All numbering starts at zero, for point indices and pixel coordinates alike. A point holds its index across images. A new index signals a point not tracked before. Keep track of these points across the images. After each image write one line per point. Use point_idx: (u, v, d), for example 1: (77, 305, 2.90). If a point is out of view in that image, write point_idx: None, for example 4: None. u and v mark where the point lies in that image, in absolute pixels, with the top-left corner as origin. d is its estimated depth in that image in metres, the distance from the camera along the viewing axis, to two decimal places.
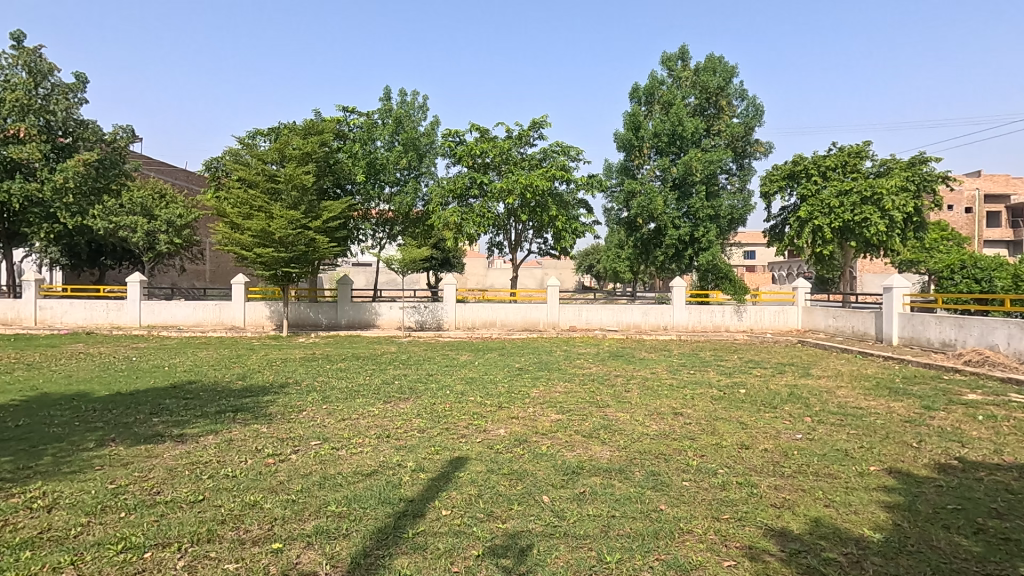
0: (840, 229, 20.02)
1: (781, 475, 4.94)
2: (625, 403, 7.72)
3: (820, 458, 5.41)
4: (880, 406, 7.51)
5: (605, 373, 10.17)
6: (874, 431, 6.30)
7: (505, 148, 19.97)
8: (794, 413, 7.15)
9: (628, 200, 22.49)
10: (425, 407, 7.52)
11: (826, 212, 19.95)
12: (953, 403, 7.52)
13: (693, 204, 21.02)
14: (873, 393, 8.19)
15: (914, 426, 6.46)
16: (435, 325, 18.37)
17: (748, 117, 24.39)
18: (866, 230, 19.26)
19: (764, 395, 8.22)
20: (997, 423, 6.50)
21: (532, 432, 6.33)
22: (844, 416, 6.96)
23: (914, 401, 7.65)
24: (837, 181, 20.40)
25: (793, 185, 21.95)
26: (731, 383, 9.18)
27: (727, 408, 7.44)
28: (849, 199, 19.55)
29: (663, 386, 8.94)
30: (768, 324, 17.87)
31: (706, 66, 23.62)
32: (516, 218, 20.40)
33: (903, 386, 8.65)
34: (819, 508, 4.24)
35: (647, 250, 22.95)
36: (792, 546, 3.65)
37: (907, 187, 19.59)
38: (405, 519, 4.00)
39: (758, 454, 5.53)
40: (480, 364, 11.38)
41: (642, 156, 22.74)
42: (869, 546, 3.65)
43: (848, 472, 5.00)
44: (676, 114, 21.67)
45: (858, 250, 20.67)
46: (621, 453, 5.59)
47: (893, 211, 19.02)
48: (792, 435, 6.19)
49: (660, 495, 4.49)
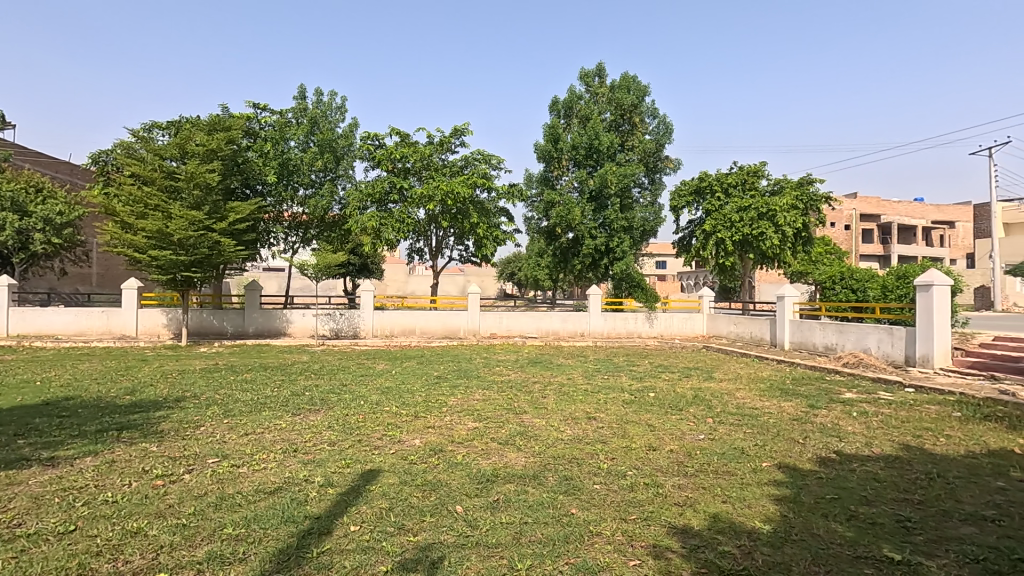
0: (740, 242, 21.58)
1: (685, 474, 5.22)
2: (542, 409, 7.85)
3: (719, 456, 5.77)
4: (772, 405, 8.16)
5: (523, 380, 10.27)
6: (766, 429, 6.82)
7: (426, 154, 19.74)
8: (698, 415, 7.54)
9: (548, 211, 23.11)
10: (337, 419, 7.24)
11: (728, 226, 21.50)
12: (833, 402, 8.30)
13: (608, 215, 21.74)
14: (767, 394, 8.88)
15: (800, 424, 7.06)
16: (352, 333, 17.75)
17: (660, 135, 25.56)
18: (761, 244, 20.85)
19: (671, 398, 8.67)
20: (868, 419, 7.24)
21: (448, 441, 6.25)
22: (740, 416, 7.50)
23: (800, 401, 8.38)
24: (737, 198, 21.94)
25: (699, 200, 23.38)
26: (640, 387, 9.56)
27: (637, 412, 7.74)
28: (748, 215, 21.15)
29: (578, 392, 9.14)
30: (676, 329, 18.86)
31: (621, 85, 24.50)
32: (437, 224, 20.22)
33: (792, 387, 9.44)
34: (717, 504, 4.51)
35: (566, 258, 23.52)
36: (692, 542, 3.85)
37: (797, 205, 21.45)
38: (310, 538, 3.80)
39: (664, 455, 5.80)
40: (397, 373, 11.10)
41: (561, 167, 23.42)
42: (759, 537, 3.93)
43: (743, 469, 5.37)
44: (593, 128, 22.38)
45: (756, 261, 22.30)
46: (536, 459, 5.65)
47: (785, 227, 20.68)
48: (695, 435, 6.56)
49: (571, 499, 4.59)
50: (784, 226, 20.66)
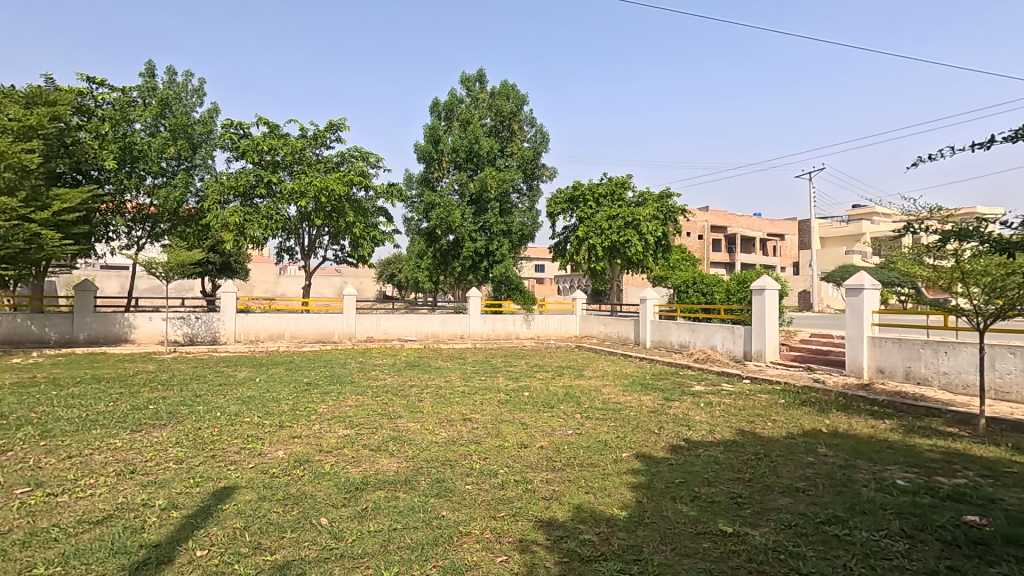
0: (609, 248, 23.10)
1: (553, 469, 5.46)
2: (417, 413, 7.75)
3: (585, 449, 6.12)
4: (633, 400, 8.82)
5: (400, 384, 10.05)
6: (628, 422, 7.37)
7: (297, 147, 18.60)
8: (568, 411, 7.94)
9: (428, 212, 22.93)
10: (187, 433, 6.54)
11: (598, 233, 22.94)
12: (685, 394, 9.18)
13: (488, 219, 22.09)
14: (630, 389, 9.59)
15: (657, 415, 7.72)
16: (210, 338, 16.13)
17: (537, 143, 26.28)
18: (628, 250, 22.50)
19: (543, 396, 9.02)
20: (712, 408, 8.11)
21: (315, 450, 5.93)
22: (606, 411, 8.01)
23: (657, 394, 9.16)
24: (607, 207, 23.45)
25: (573, 208, 24.64)
26: (516, 387, 9.84)
27: (511, 411, 7.95)
28: (616, 223, 22.72)
29: (455, 394, 9.17)
30: (552, 330, 19.67)
31: (501, 92, 24.96)
32: (309, 222, 19.12)
33: (652, 382, 10.29)
34: (581, 495, 4.77)
35: (446, 261, 23.49)
36: (556, 534, 4.03)
37: (658, 216, 23.43)
38: (146, 570, 3.39)
39: (535, 452, 6.02)
40: (262, 381, 10.31)
41: (441, 169, 23.39)
42: (616, 523, 4.23)
43: (606, 460, 5.74)
44: (473, 132, 22.59)
45: (623, 266, 23.98)
46: (408, 463, 5.56)
47: (648, 235, 22.52)
48: (564, 431, 6.90)
49: (443, 501, 4.58)
50: (647, 234, 22.49)
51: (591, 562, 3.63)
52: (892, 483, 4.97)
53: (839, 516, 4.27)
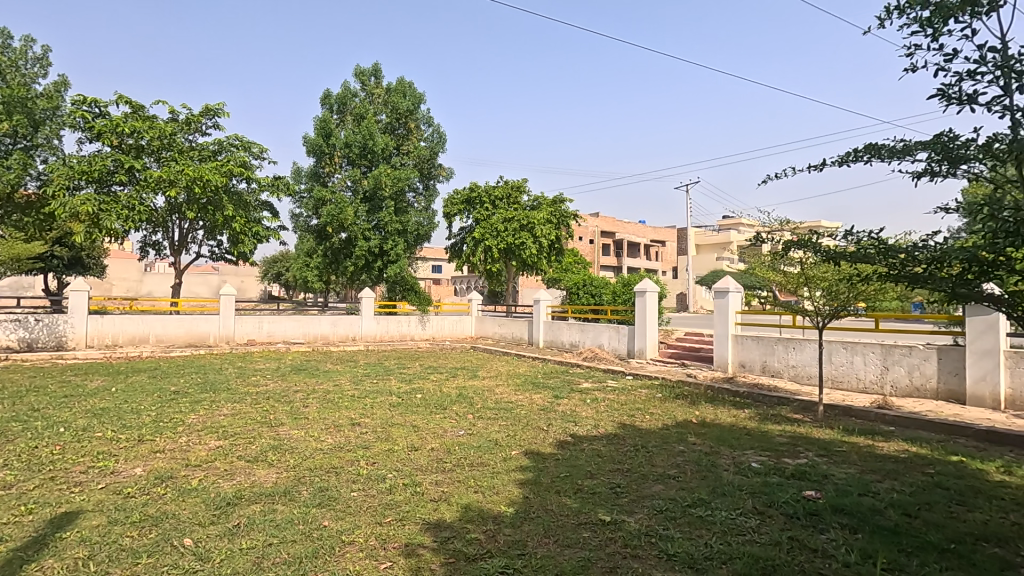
0: (504, 250, 23.50)
1: (442, 470, 5.44)
2: (301, 419, 7.35)
3: (475, 449, 6.17)
4: (524, 398, 9.04)
5: (282, 389, 9.47)
6: (518, 420, 7.54)
7: (166, 131, 16.85)
8: (460, 412, 7.95)
9: (318, 209, 21.85)
10: (19, 454, 5.65)
11: (494, 234, 23.24)
12: (573, 392, 9.57)
13: (383, 217, 21.50)
14: (522, 388, 9.82)
15: (546, 413, 7.97)
16: (54, 344, 14.05)
17: (434, 143, 25.89)
18: (522, 252, 23.05)
19: (436, 398, 8.96)
20: (597, 404, 8.54)
21: (180, 465, 5.40)
22: (497, 410, 8.14)
23: (548, 392, 9.47)
24: (503, 210, 23.82)
25: (470, 209, 24.74)
26: (408, 389, 9.67)
27: (402, 414, 7.80)
28: (512, 225, 23.18)
29: (343, 398, 8.81)
30: (447, 332, 19.59)
31: (397, 88, 24.38)
32: (181, 215, 17.42)
33: (543, 381, 10.60)
34: (469, 495, 4.80)
35: (337, 259, 22.53)
36: (443, 535, 4.03)
37: (552, 220, 24.20)
38: None
39: (425, 454, 5.96)
40: (118, 390, 9.19)
41: (333, 164, 22.47)
42: (503, 519, 4.31)
43: (495, 459, 5.83)
44: (367, 127, 21.86)
45: (518, 268, 24.50)
46: (289, 473, 5.26)
47: (542, 238, 23.23)
48: (456, 432, 6.90)
49: (325, 511, 4.38)
50: (541, 238, 23.18)
51: (476, 560, 3.67)
52: (748, 466, 5.55)
53: (703, 499, 4.69)
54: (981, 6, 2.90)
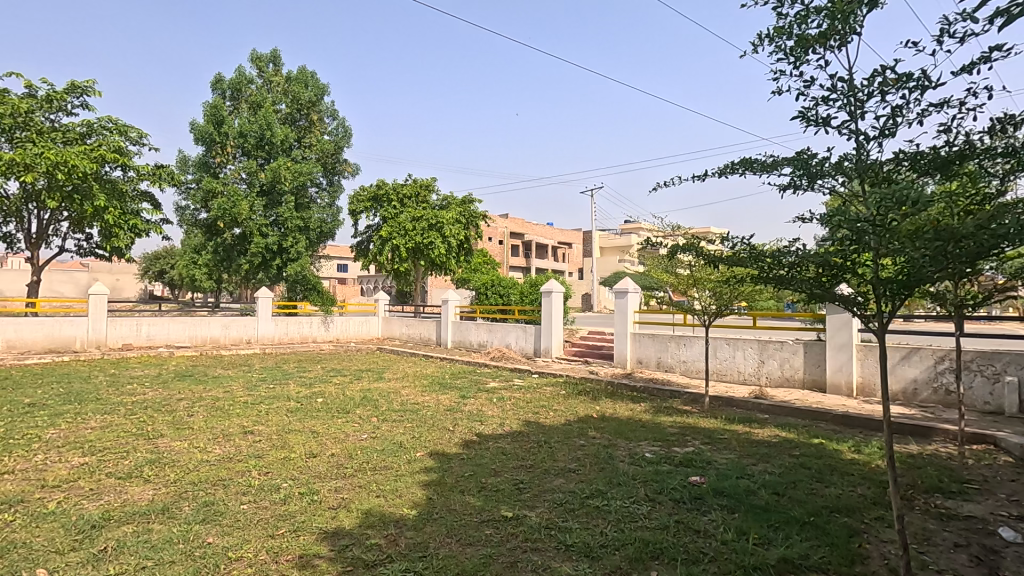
0: (412, 250, 23.12)
1: (343, 476, 5.25)
2: (185, 430, 6.76)
3: (379, 453, 6.02)
4: (431, 399, 8.96)
5: (163, 398, 8.66)
6: (424, 421, 7.46)
7: (20, 108, 14.78)
8: (363, 415, 7.72)
9: (208, 202, 20.23)
10: None
11: (402, 233, 22.80)
12: (480, 391, 9.62)
13: (282, 213, 20.31)
14: (428, 390, 9.71)
15: (452, 413, 7.95)
16: None
17: (338, 137, 24.93)
18: (431, 252, 22.82)
19: (338, 401, 8.62)
20: (504, 403, 8.66)
21: (35, 488, 4.76)
22: (403, 412, 7.99)
23: (455, 393, 9.45)
24: (411, 208, 23.43)
25: (376, 207, 24.06)
26: (308, 394, 9.21)
27: (301, 419, 7.43)
28: (420, 224, 22.86)
29: (234, 405, 8.22)
30: (352, 333, 18.93)
31: (298, 78, 23.16)
32: (39, 203, 15.38)
33: (450, 381, 10.55)
34: (371, 500, 4.68)
35: (230, 256, 20.99)
36: (342, 543, 3.89)
37: (461, 220, 24.14)
38: None
39: (324, 460, 5.72)
40: None
41: (225, 154, 21.02)
42: (405, 523, 4.24)
43: (399, 461, 5.73)
44: (264, 116, 20.55)
45: (427, 268, 24.21)
46: (169, 489, 4.82)
47: (451, 238, 23.12)
48: (358, 436, 6.69)
49: (210, 527, 4.08)
50: (450, 237, 23.07)
51: (375, 566, 3.58)
52: (641, 456, 5.89)
53: (600, 490, 4.91)
54: (832, 40, 3.31)
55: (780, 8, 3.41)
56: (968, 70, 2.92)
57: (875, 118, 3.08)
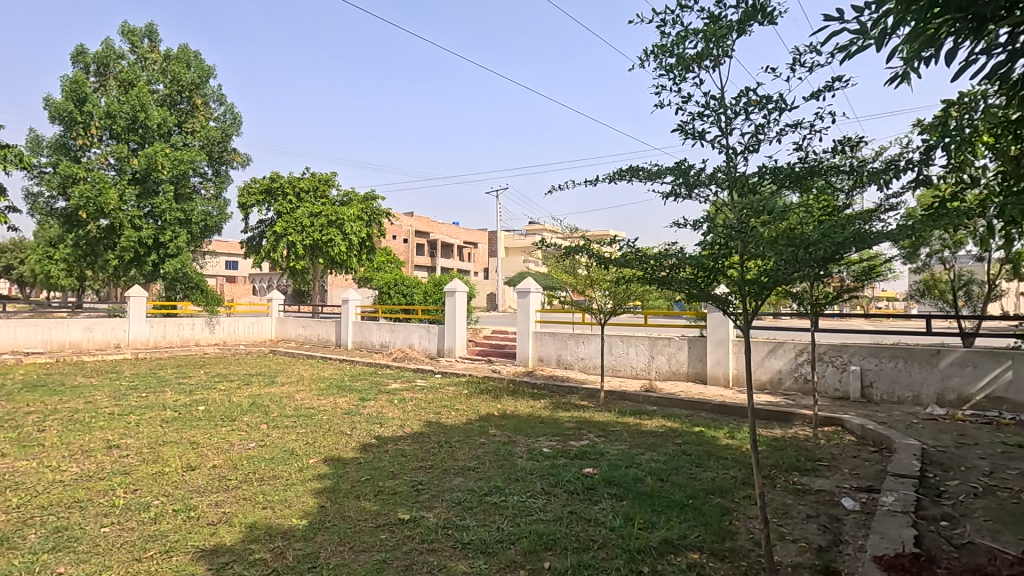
0: (310, 247, 22.02)
1: (226, 489, 4.89)
2: (34, 447, 5.94)
3: (267, 462, 5.68)
4: (327, 403, 8.59)
5: (7, 412, 7.54)
6: (319, 426, 7.14)
7: None
8: (252, 422, 7.25)
9: (67, 188, 17.93)
10: None
11: (299, 229, 21.64)
12: (381, 393, 9.38)
13: (159, 203, 18.47)
14: (325, 393, 9.30)
15: (350, 416, 7.68)
16: None
17: (226, 124, 23.14)
18: (330, 249, 21.86)
19: (223, 409, 8.01)
20: (405, 404, 8.51)
21: None
22: (296, 417, 7.59)
23: (354, 395, 9.13)
24: (309, 203, 22.30)
25: (270, 200, 22.63)
26: (187, 402, 8.46)
27: (178, 430, 6.81)
28: (319, 220, 21.84)
29: (97, 417, 7.35)
30: (242, 335, 17.68)
31: (178, 56, 21.16)
32: None
33: (349, 384, 10.18)
34: (256, 512, 4.40)
35: (96, 251, 18.76)
36: (221, 560, 3.62)
37: (363, 217, 23.31)
38: None
39: (204, 473, 5.30)
40: None
41: (89, 135, 18.85)
42: (293, 534, 4.04)
43: (290, 469, 5.45)
44: (137, 95, 18.54)
45: (326, 266, 23.16)
46: (10, 515, 4.21)
47: (352, 235, 22.30)
48: (245, 445, 6.26)
49: (61, 555, 3.62)
50: (351, 235, 22.24)
51: None
52: (539, 451, 6.06)
53: (499, 486, 4.98)
54: (706, 61, 3.59)
55: (663, 27, 3.64)
56: (817, 96, 3.29)
57: (742, 135, 3.38)
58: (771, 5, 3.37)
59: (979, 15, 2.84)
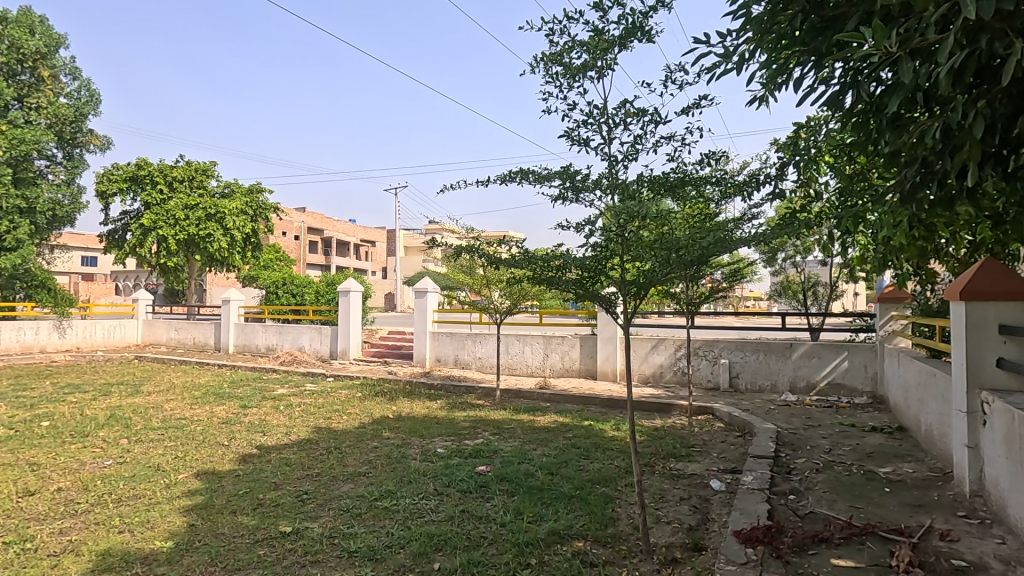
0: (185, 242, 20.10)
1: (73, 514, 4.32)
2: None
3: (127, 480, 5.10)
4: (202, 412, 7.89)
5: None
6: (191, 438, 6.54)
7: None
8: (109, 438, 6.47)
9: None
10: None
11: (171, 223, 19.67)
12: (265, 399, 8.79)
13: None
14: (200, 401, 8.54)
15: (228, 426, 7.11)
16: None
17: (81, 102, 20.45)
18: (209, 245, 20.09)
19: (74, 424, 7.07)
20: (291, 410, 8.05)
21: None
22: (164, 429, 6.89)
23: (234, 403, 8.46)
24: (183, 194, 20.34)
25: (136, 190, 20.33)
26: (27, 417, 7.36)
27: (13, 450, 5.90)
28: (195, 213, 20.00)
29: None
30: (100, 340, 15.73)
31: (18, 20, 18.33)
32: None
33: (229, 390, 9.42)
34: (111, 538, 3.93)
35: None
36: None
37: (247, 211, 21.63)
38: None
39: (47, 498, 4.64)
40: None
41: None
42: (156, 557, 3.66)
43: (155, 487, 4.94)
44: None
45: (203, 263, 21.25)
46: None
47: (234, 230, 20.66)
48: (99, 463, 5.58)
49: None
50: (233, 230, 20.60)
51: None
52: (433, 452, 6.01)
53: (390, 490, 4.87)
54: (591, 72, 3.77)
55: (551, 36, 3.77)
56: (687, 112, 3.58)
57: (621, 144, 3.59)
58: (649, 24, 3.61)
59: (816, 48, 3.24)
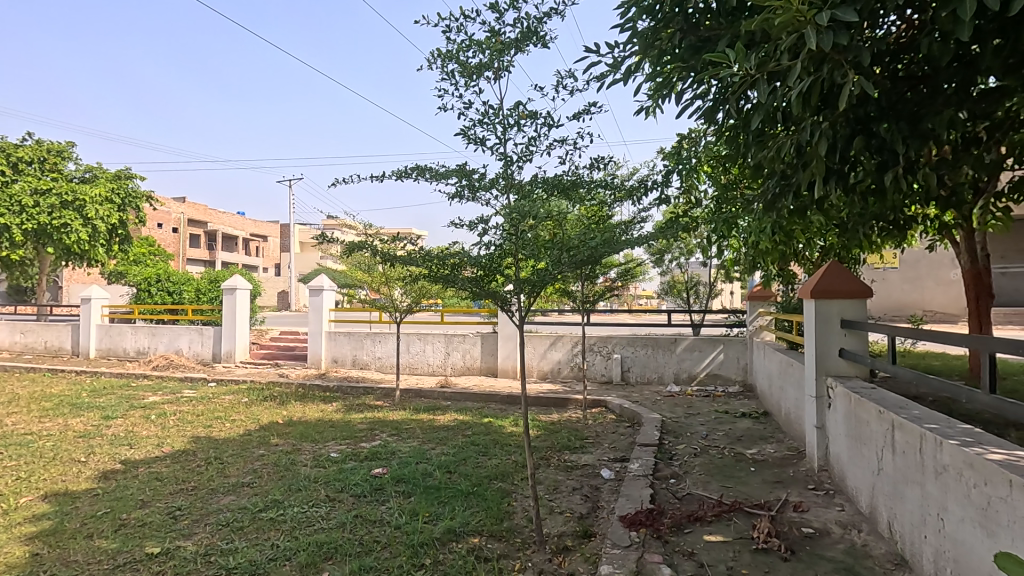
0: (33, 232, 17.54)
1: None
2: None
3: None
4: (53, 426, 6.95)
5: None
6: (39, 456, 5.74)
7: None
8: None
9: None
10: None
11: (16, 210, 17.08)
12: (133, 409, 7.93)
13: None
14: (51, 414, 7.52)
15: (86, 440, 6.33)
16: None
17: None
18: (64, 237, 17.69)
19: None
20: (165, 419, 7.33)
21: None
22: (3, 448, 5.99)
23: (94, 414, 7.55)
24: (31, 177, 17.74)
25: None
26: None
27: None
28: (47, 200, 17.54)
29: None
30: None
31: None
32: None
33: (88, 400, 8.39)
34: None
35: None
36: None
37: (112, 199, 19.31)
38: None
39: None
40: None
41: None
42: None
43: None
44: None
45: (57, 257, 18.68)
46: None
47: (96, 221, 18.37)
48: None
49: None
50: (95, 220, 18.31)
51: None
52: (326, 457, 5.75)
53: (276, 500, 4.60)
54: (488, 72, 3.81)
55: (448, 33, 3.76)
56: (578, 117, 3.72)
57: (516, 145, 3.66)
58: (544, 30, 3.71)
59: (693, 65, 3.51)
